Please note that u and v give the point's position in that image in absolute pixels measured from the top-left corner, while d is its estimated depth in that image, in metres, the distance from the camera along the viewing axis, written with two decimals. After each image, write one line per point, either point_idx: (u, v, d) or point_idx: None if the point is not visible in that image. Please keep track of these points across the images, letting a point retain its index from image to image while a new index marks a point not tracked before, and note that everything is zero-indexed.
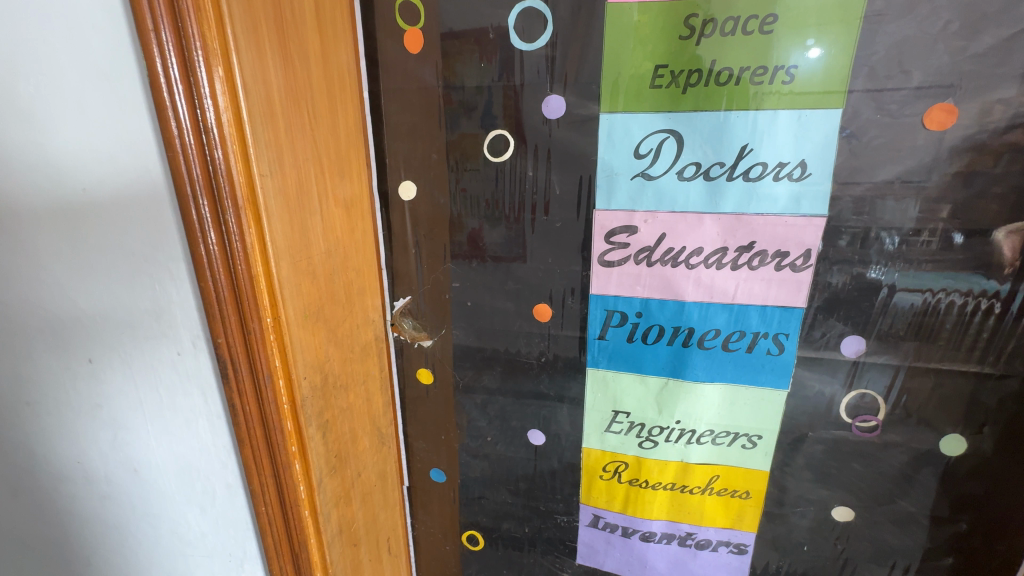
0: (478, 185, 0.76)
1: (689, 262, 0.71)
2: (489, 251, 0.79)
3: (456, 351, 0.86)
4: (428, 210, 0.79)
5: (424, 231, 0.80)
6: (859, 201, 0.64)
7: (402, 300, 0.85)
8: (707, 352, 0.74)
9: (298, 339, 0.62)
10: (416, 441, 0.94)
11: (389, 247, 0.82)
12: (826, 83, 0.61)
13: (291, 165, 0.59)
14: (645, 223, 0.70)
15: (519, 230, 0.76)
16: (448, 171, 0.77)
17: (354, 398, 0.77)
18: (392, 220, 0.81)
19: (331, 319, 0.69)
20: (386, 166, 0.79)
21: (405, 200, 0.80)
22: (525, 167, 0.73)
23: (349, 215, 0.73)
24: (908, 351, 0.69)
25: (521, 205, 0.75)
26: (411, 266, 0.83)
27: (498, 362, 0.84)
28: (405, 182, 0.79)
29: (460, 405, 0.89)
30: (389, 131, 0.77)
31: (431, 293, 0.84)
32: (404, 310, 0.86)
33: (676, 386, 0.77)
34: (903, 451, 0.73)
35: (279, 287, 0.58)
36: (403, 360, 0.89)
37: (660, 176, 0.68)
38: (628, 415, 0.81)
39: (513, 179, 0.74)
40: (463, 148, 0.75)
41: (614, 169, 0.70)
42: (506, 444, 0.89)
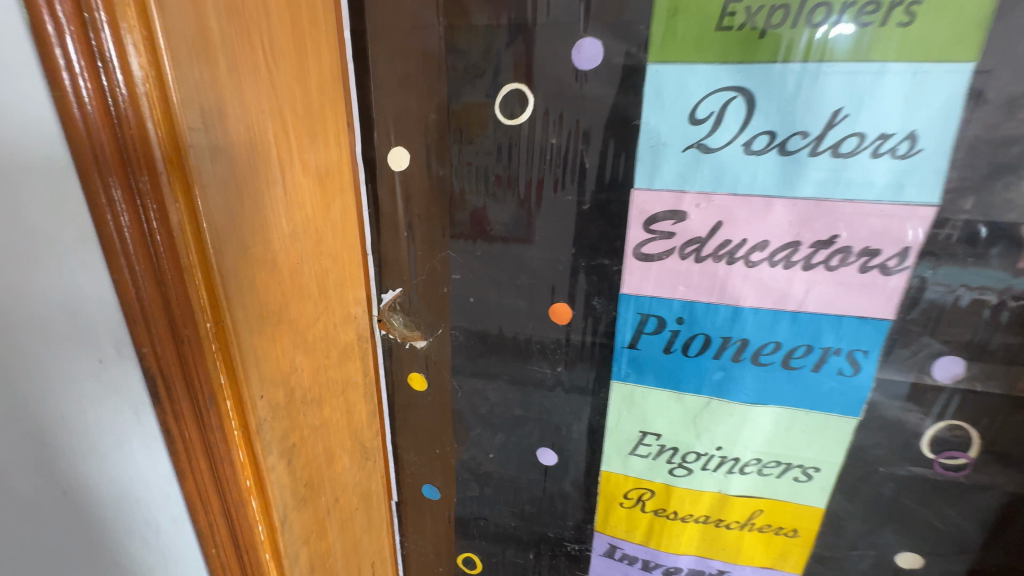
0: (486, 155, 0.61)
1: (748, 259, 0.56)
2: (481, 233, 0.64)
3: (455, 354, 0.72)
4: (424, 186, 0.64)
5: (417, 211, 0.66)
6: (981, 188, 0.49)
7: (391, 294, 0.71)
8: (762, 370, 0.61)
9: (251, 347, 0.48)
10: (406, 454, 0.81)
11: (376, 228, 0.68)
12: (957, 27, 0.46)
13: (238, 118, 0.44)
14: (697, 208, 0.56)
15: (534, 213, 0.62)
16: (449, 137, 0.61)
17: (330, 413, 0.63)
18: (380, 196, 0.66)
19: (300, 318, 0.55)
20: (373, 131, 0.64)
21: (396, 171, 0.65)
22: (547, 134, 0.58)
23: (325, 188, 0.58)
24: (1019, 379, 0.55)
25: (538, 181, 0.60)
26: (402, 253, 0.68)
27: (504, 370, 0.71)
28: (396, 149, 0.64)
29: (460, 417, 0.76)
30: (376, 83, 0.61)
31: (424, 286, 0.70)
32: (393, 304, 0.72)
33: (720, 407, 0.64)
34: (994, 495, 0.60)
35: (222, 282, 0.44)
36: (393, 363, 0.75)
37: (722, 147, 0.53)
38: (658, 438, 0.68)
39: (531, 149, 0.59)
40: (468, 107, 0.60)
41: (662, 137, 0.54)
42: (511, 463, 0.77)
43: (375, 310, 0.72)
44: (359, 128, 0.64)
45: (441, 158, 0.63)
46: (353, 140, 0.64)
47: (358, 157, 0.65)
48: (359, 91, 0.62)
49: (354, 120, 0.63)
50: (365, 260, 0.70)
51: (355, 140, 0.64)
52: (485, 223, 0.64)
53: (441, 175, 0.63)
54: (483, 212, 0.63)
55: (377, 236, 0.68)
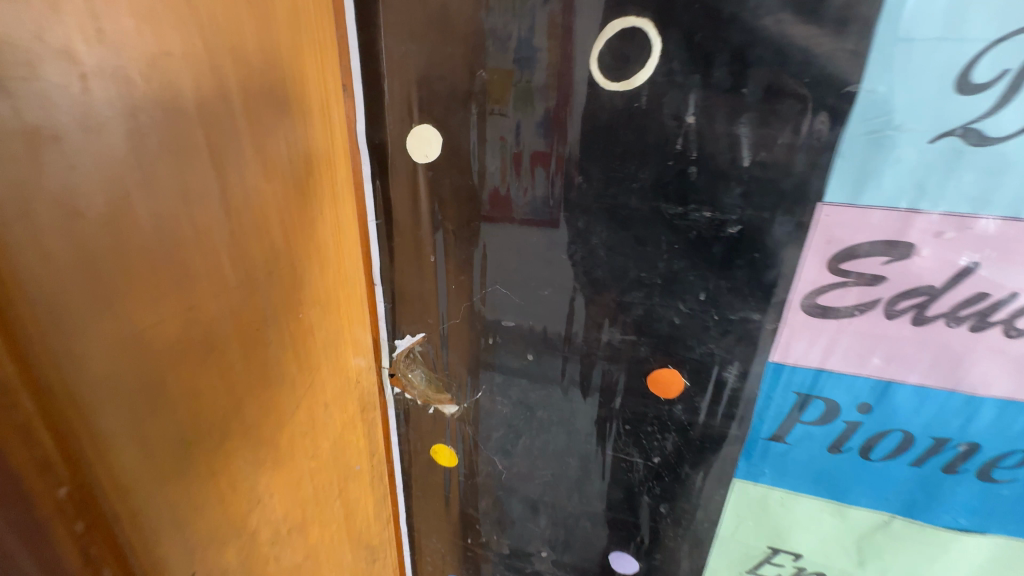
0: (568, 142, 0.37)
1: (1011, 326, 0.34)
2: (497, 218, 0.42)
3: (499, 426, 0.51)
4: (464, 189, 0.41)
5: (452, 226, 0.43)
6: None
7: (409, 340, 0.49)
8: (993, 489, 0.39)
9: (165, 504, 0.25)
10: (425, 541, 0.61)
11: (389, 247, 0.45)
12: None
13: (108, 66, 0.21)
14: (933, 240, 0.33)
15: (643, 239, 0.38)
16: (507, 110, 0.38)
17: (316, 532, 0.41)
18: (396, 202, 0.43)
19: (264, 419, 0.32)
20: (384, 100, 0.40)
21: (420, 164, 0.42)
22: (680, 109, 0.34)
23: (305, 194, 0.35)
24: None
25: (655, 188, 0.36)
26: (427, 284, 0.46)
27: (570, 452, 0.49)
28: (422, 128, 0.40)
29: (501, 505, 0.55)
30: (388, 21, 0.38)
31: (461, 332, 0.47)
32: (424, 353, 0.50)
33: (904, 530, 0.42)
34: None
35: (75, 406, 0.20)
36: (410, 430, 0.54)
37: (1012, 138, 0.30)
38: (795, 558, 0.47)
39: (648, 135, 0.35)
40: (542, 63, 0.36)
41: (895, 116, 0.31)
42: (570, 566, 0.56)
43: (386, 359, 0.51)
44: (361, 94, 0.40)
45: (492, 145, 0.39)
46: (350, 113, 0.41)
47: (360, 140, 0.42)
48: (361, 33, 0.39)
49: (352, 80, 0.40)
50: (370, 293, 0.47)
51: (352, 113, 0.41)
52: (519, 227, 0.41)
53: (491, 171, 0.40)
54: (508, 205, 0.41)
55: (389, 258, 0.46)
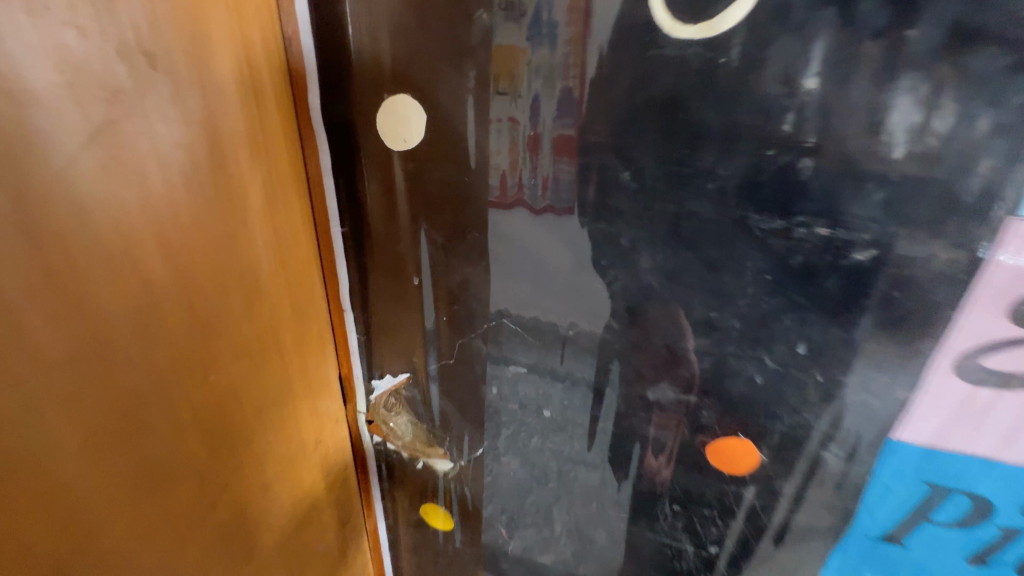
0: (609, 122, 0.25)
1: None
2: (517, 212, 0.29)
3: (505, 492, 0.39)
4: (459, 187, 0.29)
5: (441, 237, 0.31)
6: None
7: (389, 381, 0.38)
8: None
9: None
10: None
11: (360, 264, 0.34)
12: None
13: None
14: None
15: (716, 265, 0.26)
16: (520, 72, 0.26)
17: None
18: (367, 203, 0.32)
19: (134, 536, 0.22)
20: (344, 59, 0.28)
21: (396, 151, 0.30)
22: (792, 68, 0.21)
23: (229, 214, 0.24)
24: None
25: (740, 191, 0.24)
26: (411, 312, 0.35)
27: (596, 529, 0.38)
28: (399, 100, 0.28)
29: None
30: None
31: (454, 376, 0.36)
32: (411, 399, 0.38)
33: None
34: None
35: None
36: (396, 485, 0.43)
37: None
38: None
39: (735, 110, 0.23)
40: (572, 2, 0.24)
41: None
42: None
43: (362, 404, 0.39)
44: (311, 51, 0.28)
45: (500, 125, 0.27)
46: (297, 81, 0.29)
47: (314, 118, 0.30)
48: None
49: (298, 32, 0.28)
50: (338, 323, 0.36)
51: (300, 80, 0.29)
52: (547, 232, 0.29)
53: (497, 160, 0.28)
54: (522, 205, 0.29)
55: (361, 278, 0.34)
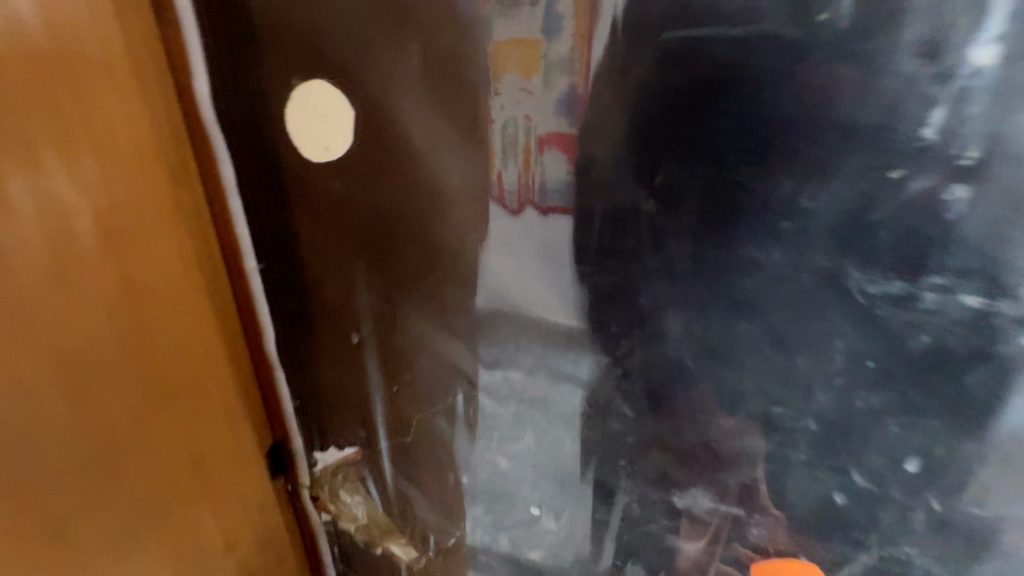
0: (622, 121, 0.16)
1: None
2: (525, 222, 0.19)
3: None
4: (404, 213, 0.21)
5: (385, 280, 0.22)
6: None
7: (336, 456, 0.28)
8: None
9: None
10: None
11: (284, 313, 0.25)
12: None
13: None
14: None
15: (786, 340, 0.17)
16: (487, 35, 0.17)
17: None
18: (286, 235, 0.23)
19: None
20: (242, 34, 0.20)
21: (320, 159, 0.21)
22: (936, 32, 0.13)
23: (41, 365, 0.16)
24: None
25: (835, 236, 0.15)
26: (349, 381, 0.25)
27: None
28: (315, 84, 0.20)
29: None
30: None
31: (412, 464, 0.27)
32: (365, 479, 0.28)
33: None
34: None
35: None
36: None
37: None
38: None
39: (830, 103, 0.14)
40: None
41: None
42: None
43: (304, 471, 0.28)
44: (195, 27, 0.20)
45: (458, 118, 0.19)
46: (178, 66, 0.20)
47: (209, 121, 0.21)
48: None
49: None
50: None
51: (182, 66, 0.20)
52: (555, 258, 0.19)
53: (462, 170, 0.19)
54: (498, 235, 0.20)
55: (286, 335, 0.25)
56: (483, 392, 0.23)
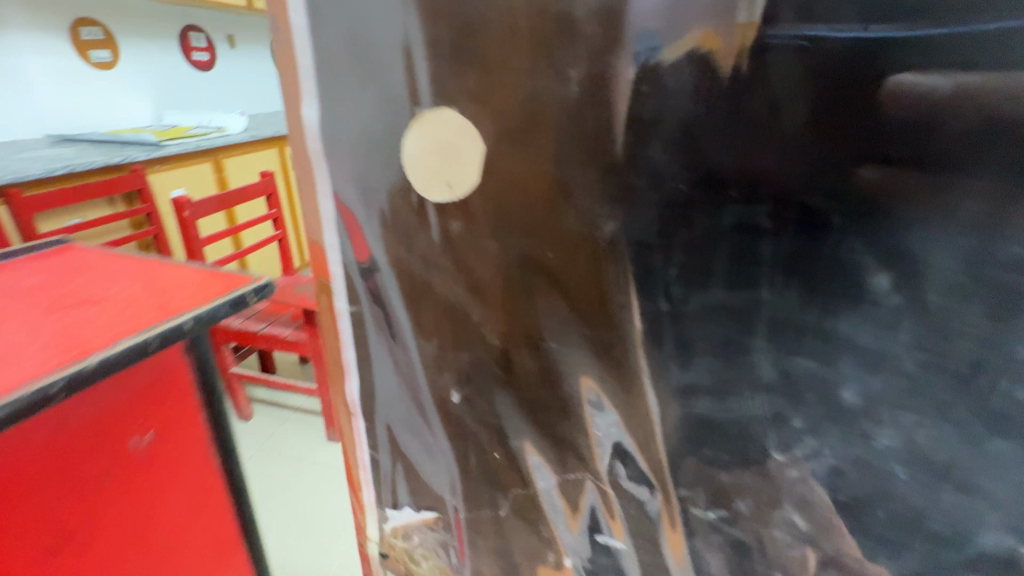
0: (797, 169, 0.13)
1: None
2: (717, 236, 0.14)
3: None
4: (552, 255, 0.16)
5: (503, 332, 0.18)
6: None
7: (403, 519, 0.24)
8: None
9: None
10: None
11: (380, 363, 0.21)
12: None
13: None
14: None
15: None
16: (665, 56, 0.14)
17: None
18: (378, 269, 0.19)
19: None
20: (361, 43, 0.16)
21: (444, 196, 0.17)
22: None
23: None
24: None
25: None
26: (438, 438, 0.21)
27: None
28: (441, 112, 0.16)
29: None
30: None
31: (503, 548, 0.23)
32: (442, 547, 0.24)
33: None
34: None
35: None
36: None
37: None
38: None
39: (939, 110, 0.12)
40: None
41: None
42: None
43: (373, 530, 0.25)
44: (307, 44, 0.16)
45: (652, 128, 0.14)
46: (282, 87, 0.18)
47: (310, 149, 0.18)
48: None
49: (284, 8, 0.16)
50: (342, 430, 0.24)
51: (291, 88, 0.17)
52: (749, 297, 0.15)
53: (655, 180, 0.15)
54: (651, 294, 0.16)
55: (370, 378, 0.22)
56: (603, 472, 0.19)
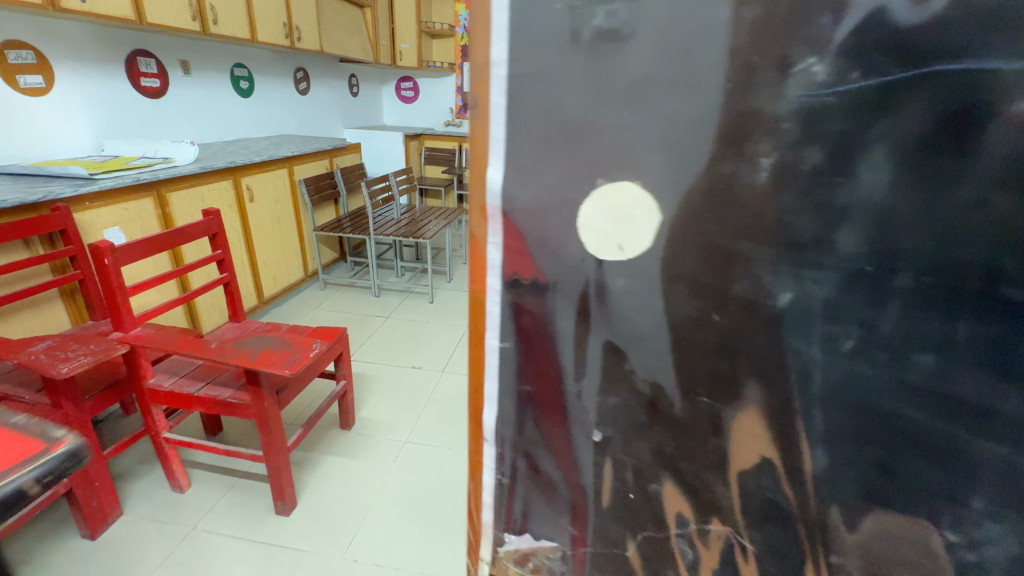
0: (969, 240, 0.22)
1: None
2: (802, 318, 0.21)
3: None
4: (717, 317, 0.28)
5: (654, 383, 0.30)
6: None
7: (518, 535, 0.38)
8: None
9: None
10: None
11: (535, 417, 0.34)
12: None
13: None
14: None
15: None
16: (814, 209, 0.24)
17: None
18: (556, 330, 0.32)
19: None
20: (566, 127, 0.28)
21: (620, 256, 0.29)
22: None
23: None
24: None
25: None
26: (581, 469, 0.34)
27: None
28: (618, 185, 0.28)
29: None
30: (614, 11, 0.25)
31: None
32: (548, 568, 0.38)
33: None
34: None
35: None
36: None
37: None
38: None
39: None
40: (895, 81, 0.22)
41: None
42: None
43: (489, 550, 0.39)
44: (501, 123, 0.30)
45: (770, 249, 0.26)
46: (477, 150, 0.31)
47: (494, 196, 0.31)
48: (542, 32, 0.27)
49: (492, 95, 0.29)
50: (476, 456, 0.38)
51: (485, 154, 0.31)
52: (891, 384, 0.25)
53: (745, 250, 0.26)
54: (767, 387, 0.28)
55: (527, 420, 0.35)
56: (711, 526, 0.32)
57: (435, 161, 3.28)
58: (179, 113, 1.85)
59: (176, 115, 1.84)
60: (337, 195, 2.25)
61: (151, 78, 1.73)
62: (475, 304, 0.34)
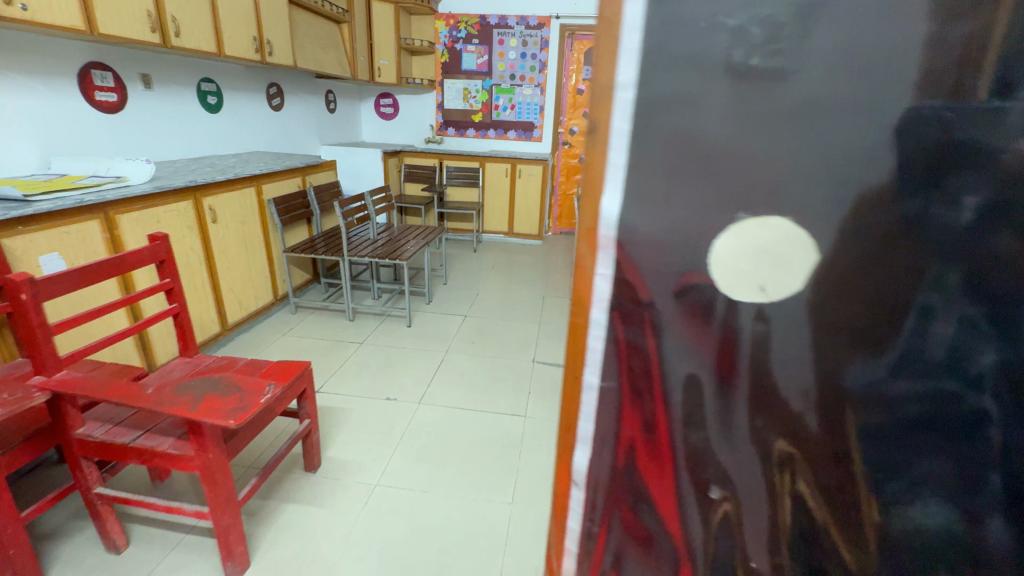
0: None
1: None
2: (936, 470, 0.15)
3: None
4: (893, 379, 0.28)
5: (794, 452, 0.31)
6: None
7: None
8: None
9: None
10: None
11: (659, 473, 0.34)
12: None
13: None
14: None
15: None
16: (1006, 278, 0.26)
17: None
18: (669, 384, 0.31)
19: None
20: (704, 154, 0.27)
21: (759, 296, 0.29)
22: None
23: None
24: None
25: None
26: (691, 527, 0.34)
27: None
28: (765, 223, 0.27)
29: None
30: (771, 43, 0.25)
31: None
32: None
33: None
34: None
35: None
36: None
37: None
38: None
39: None
40: None
41: None
42: None
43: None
44: (620, 148, 0.29)
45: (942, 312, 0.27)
46: (592, 176, 0.30)
47: (607, 225, 0.30)
48: (689, 44, 0.26)
49: (614, 116, 0.28)
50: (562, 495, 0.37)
51: (601, 184, 0.29)
52: None
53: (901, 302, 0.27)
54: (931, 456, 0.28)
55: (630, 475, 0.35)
56: None
57: (415, 178, 3.20)
58: (135, 129, 1.73)
59: (133, 130, 1.73)
60: (310, 215, 2.16)
61: (107, 92, 1.62)
62: (575, 332, 0.33)
